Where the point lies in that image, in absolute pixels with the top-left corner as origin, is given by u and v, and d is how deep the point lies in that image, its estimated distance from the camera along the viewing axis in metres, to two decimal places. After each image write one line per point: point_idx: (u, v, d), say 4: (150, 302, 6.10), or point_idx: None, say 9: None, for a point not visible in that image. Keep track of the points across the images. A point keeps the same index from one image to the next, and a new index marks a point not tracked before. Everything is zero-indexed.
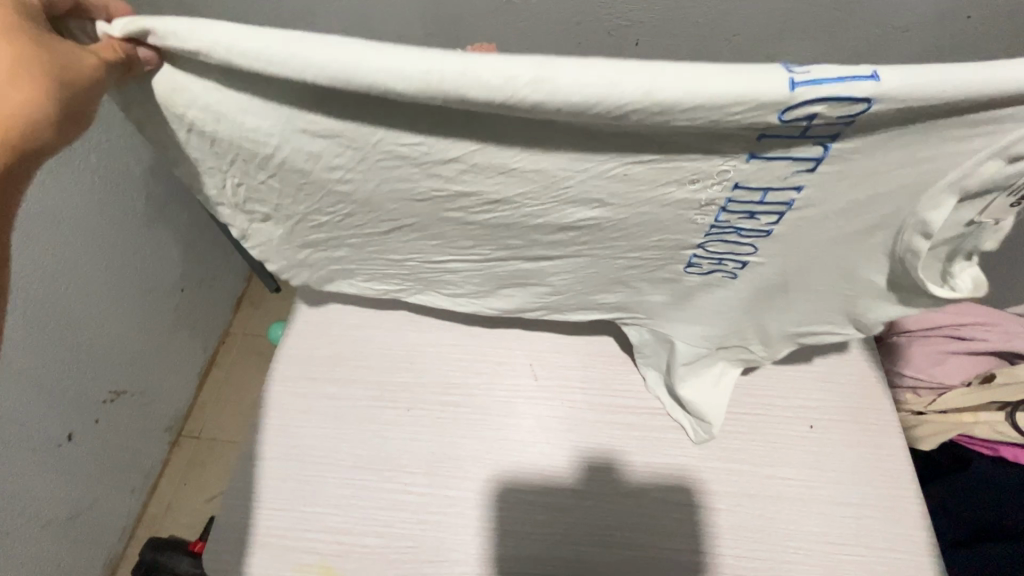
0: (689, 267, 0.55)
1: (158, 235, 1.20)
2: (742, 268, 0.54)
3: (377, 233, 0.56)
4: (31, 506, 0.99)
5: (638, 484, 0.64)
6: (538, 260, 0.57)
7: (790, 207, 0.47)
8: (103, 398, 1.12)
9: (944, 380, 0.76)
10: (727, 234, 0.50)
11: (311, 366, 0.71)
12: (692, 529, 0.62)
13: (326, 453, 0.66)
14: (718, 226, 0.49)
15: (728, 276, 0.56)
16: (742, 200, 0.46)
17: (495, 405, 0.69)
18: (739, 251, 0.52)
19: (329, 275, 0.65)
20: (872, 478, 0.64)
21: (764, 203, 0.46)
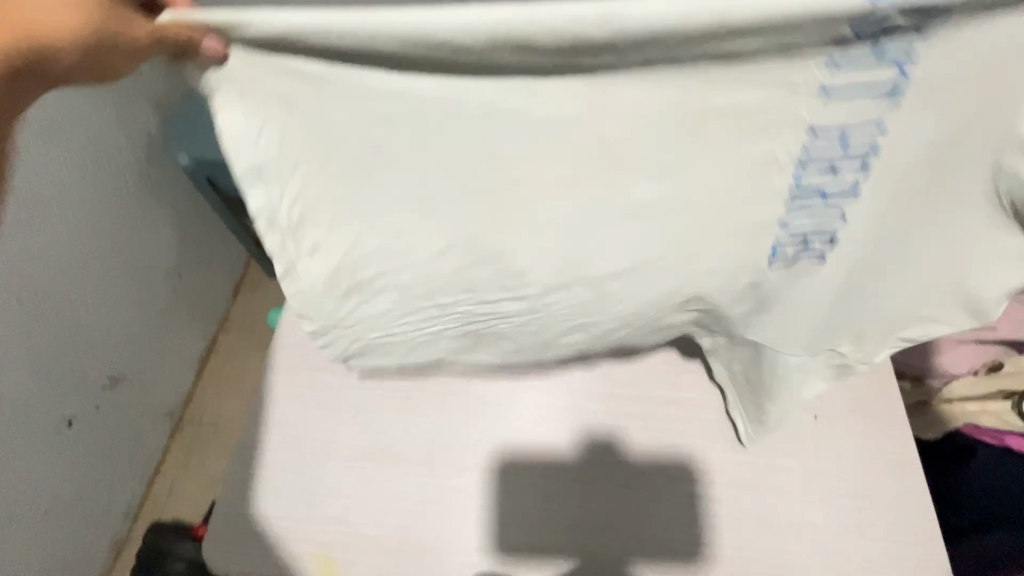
0: (772, 259, 0.55)
1: (155, 220, 1.18)
2: (829, 248, 0.55)
3: (450, 271, 0.54)
4: (33, 489, 1.00)
5: (639, 473, 0.67)
6: (605, 278, 0.55)
7: (874, 151, 0.49)
8: (102, 382, 1.11)
9: (949, 370, 0.76)
10: (812, 201, 0.51)
11: (315, 357, 0.72)
12: (695, 517, 0.64)
13: (335, 444, 0.69)
14: (801, 191, 0.50)
15: (815, 262, 0.56)
16: (825, 151, 0.48)
17: (500, 396, 0.71)
18: (825, 225, 0.53)
19: (368, 344, 0.62)
20: (868, 466, 0.65)
21: (847, 153, 0.48)
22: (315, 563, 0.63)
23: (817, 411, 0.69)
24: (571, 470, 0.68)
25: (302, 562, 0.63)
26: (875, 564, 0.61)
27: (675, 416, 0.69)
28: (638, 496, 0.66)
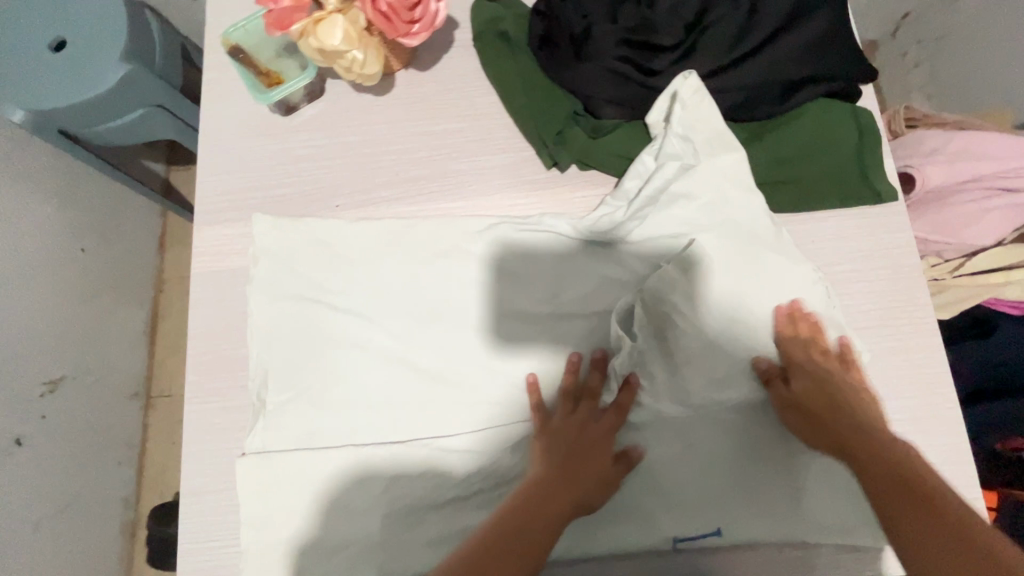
0: (680, 539, 0.50)
1: (18, 192, 0.94)
2: (716, 533, 0.50)
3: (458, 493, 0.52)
4: (18, 513, 0.91)
5: (651, 446, 0.53)
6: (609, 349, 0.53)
7: (716, 532, 0.50)
8: (40, 391, 0.98)
9: (975, 242, 0.66)
10: (702, 537, 0.50)
11: (234, 371, 0.57)
12: (725, 487, 0.51)
13: (265, 476, 0.52)
14: (706, 534, 0.50)
15: (715, 534, 0.50)
16: (688, 537, 0.50)
17: (469, 378, 0.56)
18: (703, 533, 0.50)
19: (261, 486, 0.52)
20: (923, 385, 0.54)
21: (706, 535, 0.50)
22: None
23: (858, 326, 0.55)
24: None
25: None
26: None
27: (683, 390, 0.53)
28: (664, 481, 0.52)
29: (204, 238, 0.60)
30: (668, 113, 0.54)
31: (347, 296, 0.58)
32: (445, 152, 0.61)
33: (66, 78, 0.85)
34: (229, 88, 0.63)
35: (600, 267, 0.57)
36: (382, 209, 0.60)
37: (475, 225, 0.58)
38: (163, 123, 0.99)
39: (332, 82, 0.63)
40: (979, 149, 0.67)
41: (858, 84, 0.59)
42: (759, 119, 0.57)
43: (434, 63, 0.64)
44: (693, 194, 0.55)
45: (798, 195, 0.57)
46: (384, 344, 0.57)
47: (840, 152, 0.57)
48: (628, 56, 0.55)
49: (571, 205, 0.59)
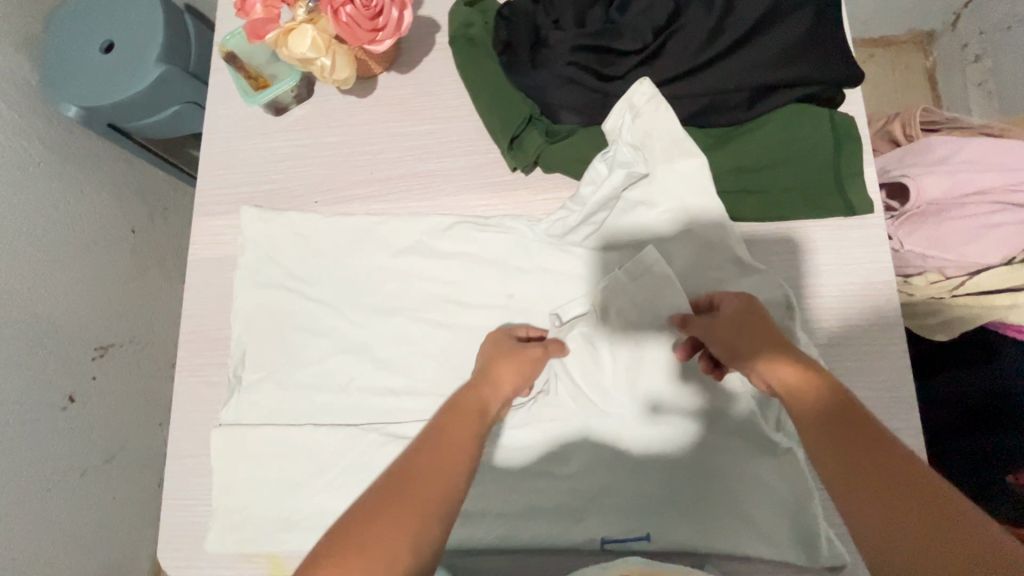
0: (605, 539, 0.51)
1: (76, 179, 1.06)
2: (645, 538, 0.50)
3: None
4: (65, 461, 1.03)
5: (590, 449, 0.54)
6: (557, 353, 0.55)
7: (645, 536, 0.50)
8: (90, 354, 1.10)
9: (977, 261, 0.60)
10: (628, 540, 0.50)
11: (217, 349, 0.62)
12: (660, 493, 0.51)
13: (232, 447, 0.58)
14: (634, 537, 0.50)
15: (643, 539, 0.50)
16: (615, 539, 0.51)
17: (421, 369, 0.58)
18: (632, 537, 0.51)
19: (227, 455, 0.57)
20: (883, 409, 0.51)
21: (632, 539, 0.50)
22: (253, 566, 0.56)
23: (821, 344, 0.53)
24: (510, 470, 0.54)
25: (239, 565, 0.56)
26: None
27: (626, 420, 0.54)
28: (598, 484, 0.53)
29: (201, 227, 0.66)
30: (624, 120, 0.53)
31: (317, 287, 0.61)
32: (418, 152, 0.63)
33: (112, 79, 0.95)
34: (229, 89, 0.68)
35: (555, 269, 0.57)
36: (355, 205, 0.64)
37: (437, 223, 0.60)
38: (196, 115, 1.09)
39: (320, 85, 0.67)
40: (985, 159, 0.62)
41: (841, 89, 0.56)
42: (723, 126, 0.56)
43: (413, 65, 0.66)
44: (653, 202, 0.55)
45: (764, 204, 0.55)
46: (346, 332, 0.60)
47: (812, 163, 0.54)
48: (587, 62, 0.56)
49: (531, 206, 0.60)
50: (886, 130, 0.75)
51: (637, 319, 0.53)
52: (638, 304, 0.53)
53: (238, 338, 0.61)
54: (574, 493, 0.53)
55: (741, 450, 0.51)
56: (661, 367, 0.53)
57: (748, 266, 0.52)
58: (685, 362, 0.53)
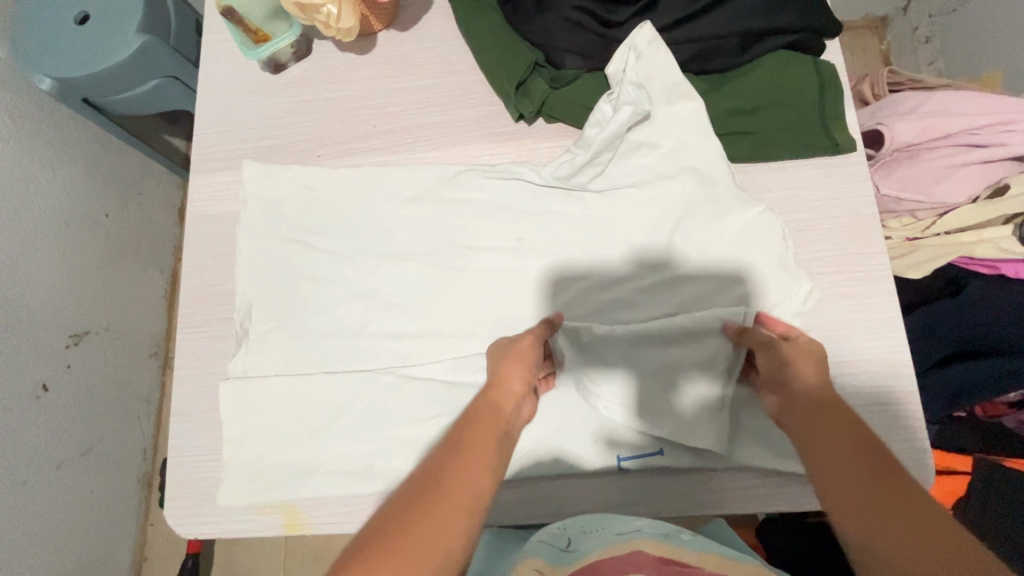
0: (621, 458, 0.54)
1: (47, 158, 1.02)
2: (660, 453, 0.54)
3: (416, 416, 0.56)
4: (38, 452, 0.98)
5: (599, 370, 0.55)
6: (567, 288, 0.58)
7: (660, 450, 0.54)
8: (64, 342, 1.05)
9: (947, 200, 0.67)
10: (644, 457, 0.54)
11: (221, 304, 0.61)
12: (667, 408, 0.53)
13: (241, 397, 0.57)
14: (648, 453, 0.54)
15: (658, 455, 0.54)
16: (631, 456, 0.54)
17: (433, 312, 0.59)
18: (647, 453, 0.54)
19: (237, 406, 0.57)
20: (871, 330, 0.55)
21: (647, 455, 0.54)
22: (266, 517, 0.56)
23: (813, 272, 0.57)
24: None
25: (253, 517, 0.56)
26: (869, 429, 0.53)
27: (609, 388, 0.54)
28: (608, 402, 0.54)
29: (199, 184, 0.65)
30: (625, 62, 0.57)
31: (324, 237, 0.61)
32: (421, 105, 0.64)
33: (86, 50, 0.92)
34: (225, 47, 0.68)
35: (563, 212, 0.59)
36: (360, 157, 0.64)
37: (445, 172, 0.62)
38: (176, 92, 1.07)
39: (319, 41, 0.67)
40: (948, 108, 0.68)
41: (823, 39, 0.60)
42: (719, 70, 0.59)
43: (413, 22, 0.67)
44: (655, 142, 0.58)
45: (759, 144, 0.58)
46: (356, 281, 0.60)
47: (800, 105, 0.58)
48: (588, 10, 0.59)
49: (535, 154, 0.62)
50: (857, 91, 0.80)
51: (639, 252, 0.57)
52: (629, 260, 0.57)
53: (243, 291, 0.60)
54: (591, 419, 0.55)
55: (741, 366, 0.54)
56: (619, 390, 0.54)
57: (721, 237, 0.57)
58: (643, 386, 0.54)
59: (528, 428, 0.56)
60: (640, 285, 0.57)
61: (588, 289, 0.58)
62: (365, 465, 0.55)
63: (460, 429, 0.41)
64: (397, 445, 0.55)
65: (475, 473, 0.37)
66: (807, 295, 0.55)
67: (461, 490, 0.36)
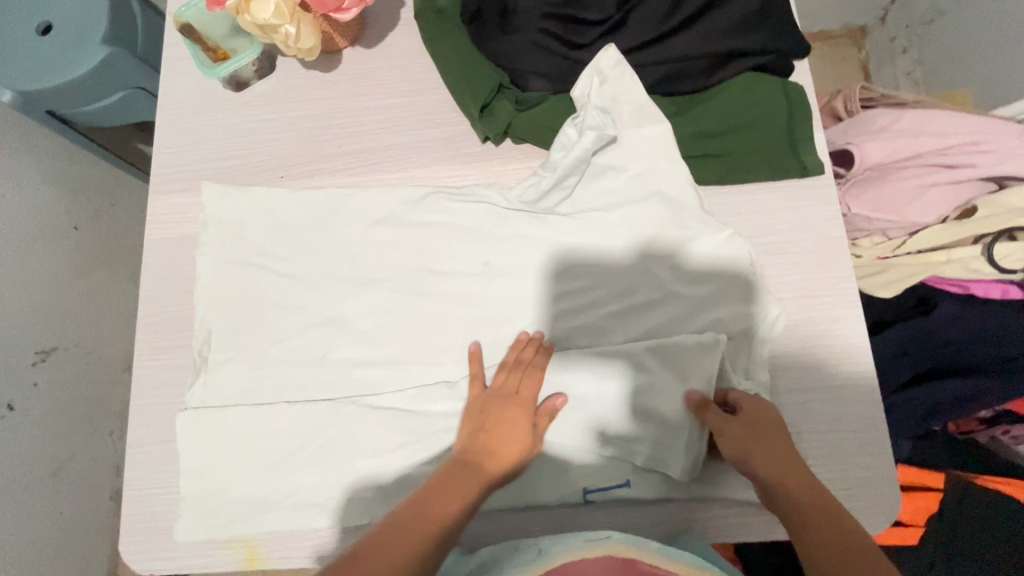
0: (588, 490, 0.53)
1: (10, 171, 0.99)
2: (627, 485, 0.53)
3: (380, 447, 0.55)
4: (2, 475, 0.95)
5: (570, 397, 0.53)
6: (535, 312, 0.57)
7: (627, 483, 0.53)
8: (31, 359, 1.02)
9: (916, 220, 0.67)
10: (610, 488, 0.53)
11: (181, 330, 0.60)
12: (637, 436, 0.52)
13: (199, 429, 0.55)
14: (614, 485, 0.53)
15: (625, 486, 0.53)
16: (597, 488, 0.53)
17: (398, 339, 0.58)
18: (614, 485, 0.53)
19: (195, 437, 0.55)
20: (839, 355, 0.54)
21: (614, 487, 0.53)
22: (226, 553, 0.54)
23: (782, 297, 0.56)
24: None
25: (212, 553, 0.54)
26: (838, 456, 0.53)
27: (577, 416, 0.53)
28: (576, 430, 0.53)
29: (157, 207, 0.63)
30: (590, 86, 0.56)
31: (287, 262, 0.60)
32: (387, 125, 0.63)
33: (47, 62, 0.90)
34: (184, 65, 0.66)
35: (531, 236, 0.58)
36: (324, 179, 0.63)
37: (411, 195, 0.60)
38: (146, 102, 1.04)
39: (282, 59, 0.66)
40: (918, 128, 0.68)
41: (791, 60, 0.59)
42: (686, 92, 0.59)
43: (379, 39, 0.65)
44: (622, 165, 0.57)
45: (726, 167, 0.58)
46: (319, 307, 0.59)
47: (768, 128, 0.57)
48: (555, 30, 0.58)
49: (503, 176, 0.61)
50: (830, 107, 0.80)
51: (608, 277, 0.56)
52: (599, 285, 0.56)
53: (202, 318, 0.59)
54: (554, 453, 0.53)
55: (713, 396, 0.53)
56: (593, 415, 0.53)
57: (691, 262, 0.56)
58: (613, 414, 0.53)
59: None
60: (611, 311, 0.56)
61: (557, 315, 0.56)
62: (328, 497, 0.54)
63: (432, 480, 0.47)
64: (362, 477, 0.54)
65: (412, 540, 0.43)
66: (775, 321, 0.54)
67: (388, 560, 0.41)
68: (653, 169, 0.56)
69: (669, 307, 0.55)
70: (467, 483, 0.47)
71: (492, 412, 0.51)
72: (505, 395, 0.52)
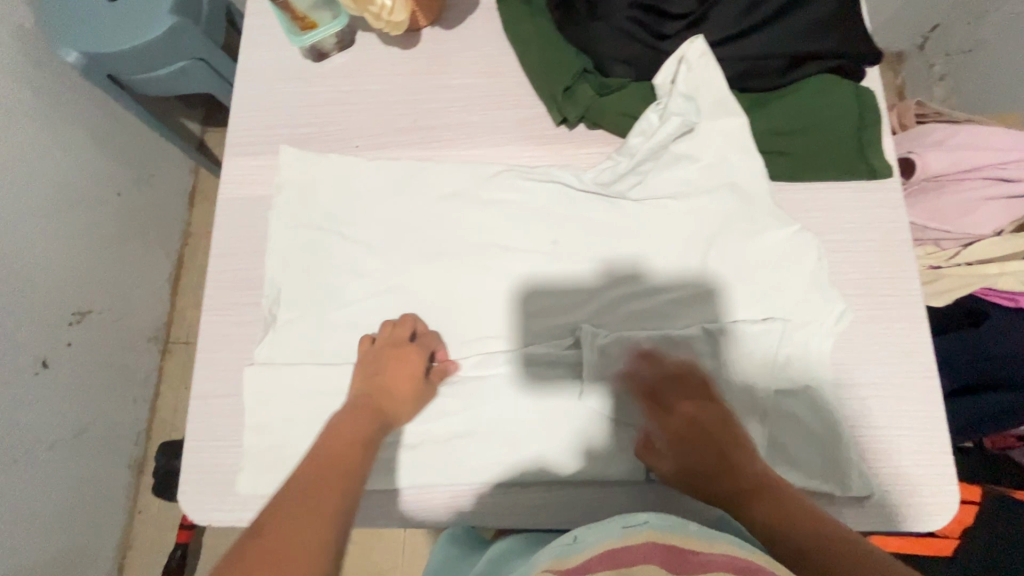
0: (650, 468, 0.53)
1: (63, 132, 1.00)
2: None
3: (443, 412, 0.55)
4: (32, 431, 0.96)
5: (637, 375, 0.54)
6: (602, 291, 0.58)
7: None
8: (66, 320, 1.03)
9: (970, 232, 0.68)
10: None
11: (250, 288, 0.60)
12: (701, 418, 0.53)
13: (265, 384, 0.56)
14: None
15: None
16: None
17: (464, 310, 0.59)
18: None
19: (259, 391, 0.56)
20: (900, 354, 0.55)
21: None
22: None
23: (846, 294, 0.57)
24: (556, 411, 0.55)
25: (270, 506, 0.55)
26: (897, 452, 0.53)
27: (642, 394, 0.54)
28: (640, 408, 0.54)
29: (232, 168, 0.64)
30: (674, 75, 0.57)
31: (358, 228, 0.61)
32: (462, 103, 0.65)
33: (115, 27, 0.91)
34: (266, 33, 0.67)
35: (601, 218, 0.59)
36: (397, 151, 0.64)
37: (484, 171, 0.62)
38: (203, 75, 1.06)
39: (362, 33, 0.67)
40: (978, 142, 0.69)
41: (862, 66, 0.61)
42: (761, 89, 0.60)
43: (458, 21, 0.67)
44: (696, 155, 0.58)
45: (794, 165, 0.59)
46: (388, 274, 0.60)
47: (839, 129, 0.59)
48: (639, 20, 0.59)
49: (575, 159, 0.62)
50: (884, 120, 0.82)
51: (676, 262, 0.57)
52: (667, 270, 0.57)
53: (271, 277, 0.59)
54: (619, 429, 0.54)
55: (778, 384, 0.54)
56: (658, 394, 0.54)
57: (759, 253, 0.57)
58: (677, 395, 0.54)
59: (554, 429, 0.55)
60: (678, 295, 0.57)
61: (624, 297, 0.57)
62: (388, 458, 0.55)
63: (338, 433, 0.48)
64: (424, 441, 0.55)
65: (336, 484, 0.43)
66: (840, 316, 0.55)
67: (322, 504, 0.40)
68: (727, 160, 0.58)
69: (735, 295, 0.56)
70: (366, 422, 0.50)
71: (384, 364, 0.54)
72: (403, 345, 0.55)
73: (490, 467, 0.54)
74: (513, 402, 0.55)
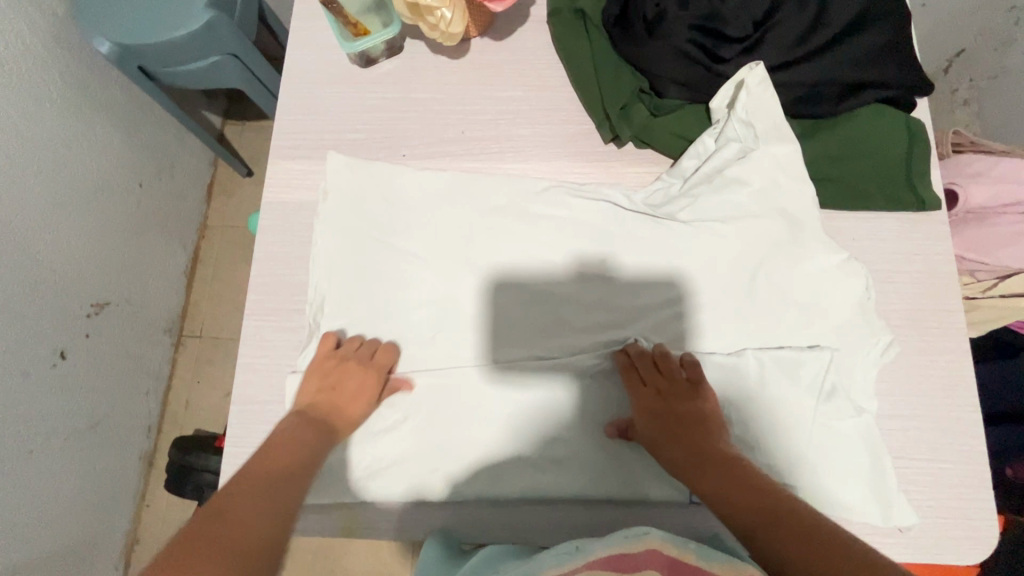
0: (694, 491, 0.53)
1: (90, 121, 0.99)
2: None
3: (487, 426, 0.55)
4: (49, 422, 0.95)
5: None
6: (648, 311, 0.58)
7: None
8: (85, 310, 1.02)
9: (1010, 265, 0.68)
10: None
11: (293, 293, 0.60)
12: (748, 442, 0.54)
13: None
14: None
15: None
16: None
17: (509, 325, 0.58)
18: None
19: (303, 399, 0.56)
20: (944, 386, 0.56)
21: None
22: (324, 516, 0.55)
23: (891, 324, 0.57)
24: (601, 430, 0.55)
25: None
26: (939, 483, 0.54)
27: None
28: None
29: (277, 171, 0.64)
30: (732, 99, 0.58)
31: (403, 237, 0.61)
32: (511, 116, 0.64)
33: (150, 19, 0.90)
34: (315, 36, 0.67)
35: (649, 238, 0.59)
36: (445, 161, 0.64)
37: (533, 186, 0.61)
38: (233, 70, 1.04)
39: (411, 41, 0.67)
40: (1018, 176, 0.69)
41: (917, 96, 0.61)
42: (815, 116, 0.60)
43: (509, 33, 0.67)
44: (747, 179, 0.58)
45: (842, 193, 0.59)
46: (433, 286, 0.59)
47: (890, 159, 0.59)
48: (697, 41, 0.59)
49: (624, 178, 0.62)
50: None
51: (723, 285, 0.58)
52: (715, 292, 0.58)
53: (316, 283, 0.59)
54: None
55: (828, 412, 0.54)
56: None
57: (807, 280, 0.57)
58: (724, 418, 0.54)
59: (598, 447, 0.55)
60: (724, 318, 0.57)
61: (670, 318, 0.57)
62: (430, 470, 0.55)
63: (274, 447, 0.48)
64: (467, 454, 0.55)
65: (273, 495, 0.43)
66: (887, 347, 0.55)
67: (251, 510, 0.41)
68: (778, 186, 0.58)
69: (782, 320, 0.57)
70: (309, 438, 0.50)
71: (329, 378, 0.54)
72: (339, 359, 0.55)
73: (534, 482, 0.54)
74: (561, 418, 0.56)
